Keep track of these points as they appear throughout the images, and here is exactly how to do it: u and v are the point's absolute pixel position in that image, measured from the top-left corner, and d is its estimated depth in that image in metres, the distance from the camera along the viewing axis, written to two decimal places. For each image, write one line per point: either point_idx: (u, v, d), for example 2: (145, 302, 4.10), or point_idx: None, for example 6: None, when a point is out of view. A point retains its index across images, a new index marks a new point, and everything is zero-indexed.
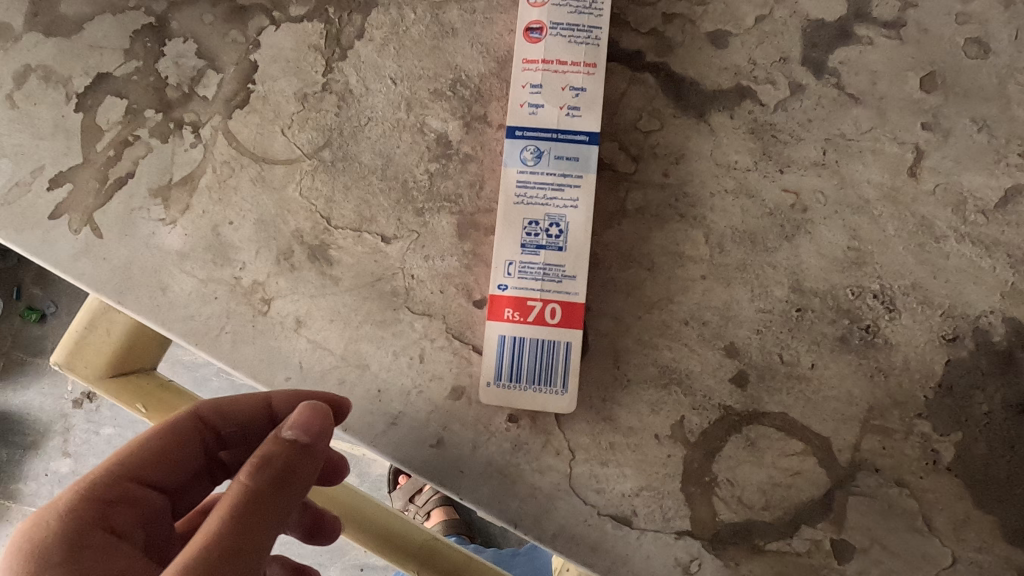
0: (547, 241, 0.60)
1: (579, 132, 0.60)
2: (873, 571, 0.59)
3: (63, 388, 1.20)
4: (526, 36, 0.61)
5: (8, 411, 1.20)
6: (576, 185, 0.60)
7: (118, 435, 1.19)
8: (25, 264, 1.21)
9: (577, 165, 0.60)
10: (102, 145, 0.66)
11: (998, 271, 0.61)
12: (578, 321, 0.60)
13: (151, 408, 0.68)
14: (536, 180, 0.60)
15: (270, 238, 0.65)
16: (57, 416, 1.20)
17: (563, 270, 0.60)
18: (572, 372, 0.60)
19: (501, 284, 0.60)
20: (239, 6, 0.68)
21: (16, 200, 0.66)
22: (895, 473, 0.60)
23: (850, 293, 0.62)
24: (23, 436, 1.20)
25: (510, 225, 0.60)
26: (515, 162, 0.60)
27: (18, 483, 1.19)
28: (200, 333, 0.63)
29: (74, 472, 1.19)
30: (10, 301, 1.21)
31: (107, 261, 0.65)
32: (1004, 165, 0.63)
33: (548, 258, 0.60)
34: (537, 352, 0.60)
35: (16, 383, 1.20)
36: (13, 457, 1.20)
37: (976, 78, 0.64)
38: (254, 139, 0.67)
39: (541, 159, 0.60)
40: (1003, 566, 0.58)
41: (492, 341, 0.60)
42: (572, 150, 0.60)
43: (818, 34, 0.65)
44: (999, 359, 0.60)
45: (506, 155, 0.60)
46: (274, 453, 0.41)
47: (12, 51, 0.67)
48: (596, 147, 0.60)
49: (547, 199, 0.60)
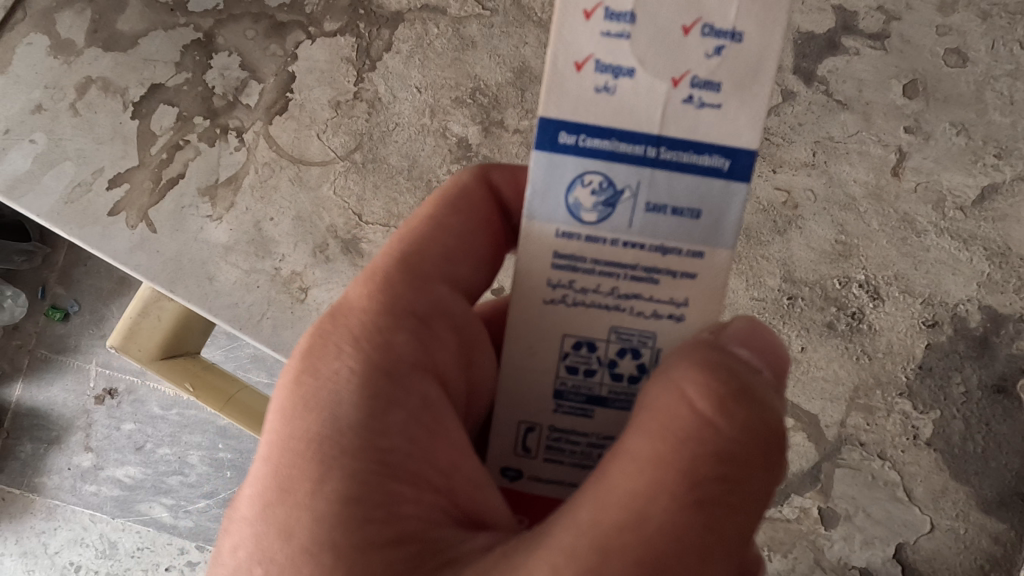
0: (613, 393, 0.34)
1: (710, 151, 0.31)
2: (857, 537, 0.64)
3: (86, 385, 1.27)
4: None
5: (33, 406, 1.30)
6: (694, 272, 0.33)
7: (139, 430, 1.25)
8: (51, 265, 1.29)
9: (695, 228, 0.32)
10: (156, 149, 0.73)
11: (975, 263, 0.67)
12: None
13: (197, 386, 0.75)
14: (598, 260, 0.33)
15: (307, 232, 0.71)
16: (80, 411, 1.28)
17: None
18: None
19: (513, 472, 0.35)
20: (278, 23, 0.75)
21: (78, 198, 0.73)
22: (878, 447, 0.65)
23: (838, 283, 0.68)
24: (48, 432, 1.30)
25: (542, 376, 0.34)
26: (562, 212, 0.33)
27: (43, 477, 1.30)
28: (243, 318, 0.69)
29: (96, 464, 1.28)
30: (37, 300, 1.29)
31: (159, 254, 0.71)
32: (981, 166, 0.68)
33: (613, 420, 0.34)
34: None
35: (42, 379, 1.29)
36: (40, 451, 1.30)
37: (955, 86, 0.69)
38: (292, 142, 0.73)
39: (620, 204, 0.32)
40: (979, 533, 0.63)
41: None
42: (691, 193, 0.32)
43: (807, 46, 0.71)
44: (976, 343, 0.66)
45: (534, 190, 0.33)
46: (676, 425, 0.26)
47: (75, 64, 0.75)
48: (745, 186, 0.32)
49: (630, 302, 0.33)
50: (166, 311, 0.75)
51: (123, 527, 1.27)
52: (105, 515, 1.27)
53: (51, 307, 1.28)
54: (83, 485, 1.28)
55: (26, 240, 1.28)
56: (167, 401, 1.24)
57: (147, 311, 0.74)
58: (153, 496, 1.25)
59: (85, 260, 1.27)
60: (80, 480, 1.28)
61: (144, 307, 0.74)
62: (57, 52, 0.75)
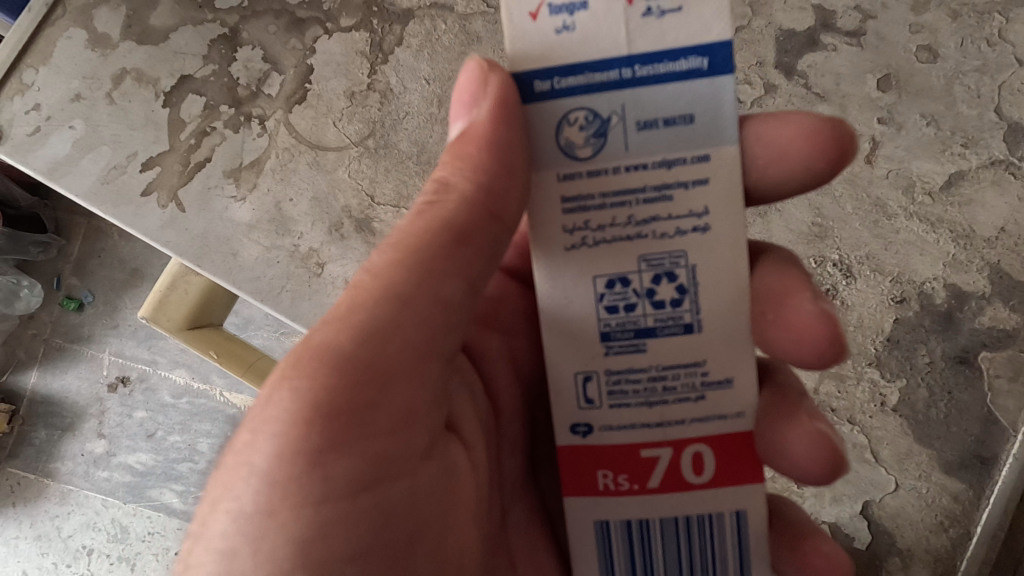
0: (658, 320, 0.37)
1: (687, 56, 0.35)
2: (827, 495, 0.70)
3: (99, 374, 1.36)
4: None
5: (48, 394, 1.39)
6: (703, 176, 0.36)
7: (149, 418, 1.34)
8: (65, 257, 1.37)
9: (692, 131, 0.35)
10: (186, 135, 0.80)
11: (941, 245, 0.72)
12: (752, 471, 0.37)
13: (222, 354, 0.81)
14: (608, 192, 0.36)
15: (324, 212, 0.77)
16: (94, 398, 1.37)
17: (705, 374, 0.37)
18: (750, 563, 0.38)
19: (583, 428, 0.38)
20: (298, 19, 0.81)
21: (114, 180, 0.79)
22: (848, 412, 0.70)
23: (813, 262, 0.73)
24: (63, 418, 1.38)
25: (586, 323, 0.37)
26: (556, 155, 0.36)
27: (56, 462, 1.38)
28: (264, 291, 0.75)
29: (109, 451, 1.35)
30: (51, 291, 1.37)
31: (188, 231, 0.77)
32: (949, 154, 0.73)
33: (665, 354, 0.37)
34: (689, 540, 0.38)
35: (57, 367, 1.38)
36: (54, 437, 1.38)
37: (925, 80, 0.75)
38: (310, 129, 0.79)
39: (612, 130, 0.35)
40: (941, 492, 0.68)
41: (590, 526, 0.38)
42: (677, 100, 0.35)
43: (789, 41, 0.77)
44: (941, 318, 0.71)
45: (535, 146, 0.36)
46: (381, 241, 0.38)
47: (111, 56, 0.81)
48: (731, 75, 0.35)
49: (649, 224, 0.36)
50: (193, 286, 0.81)
51: (134, 513, 1.33)
52: (117, 501, 1.34)
53: (65, 298, 1.36)
54: (96, 471, 1.36)
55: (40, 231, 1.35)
56: (177, 390, 1.32)
57: (175, 285, 0.80)
58: (163, 483, 1.32)
59: (97, 252, 1.35)
60: (92, 467, 1.36)
61: (173, 281, 0.80)
62: (94, 46, 0.82)
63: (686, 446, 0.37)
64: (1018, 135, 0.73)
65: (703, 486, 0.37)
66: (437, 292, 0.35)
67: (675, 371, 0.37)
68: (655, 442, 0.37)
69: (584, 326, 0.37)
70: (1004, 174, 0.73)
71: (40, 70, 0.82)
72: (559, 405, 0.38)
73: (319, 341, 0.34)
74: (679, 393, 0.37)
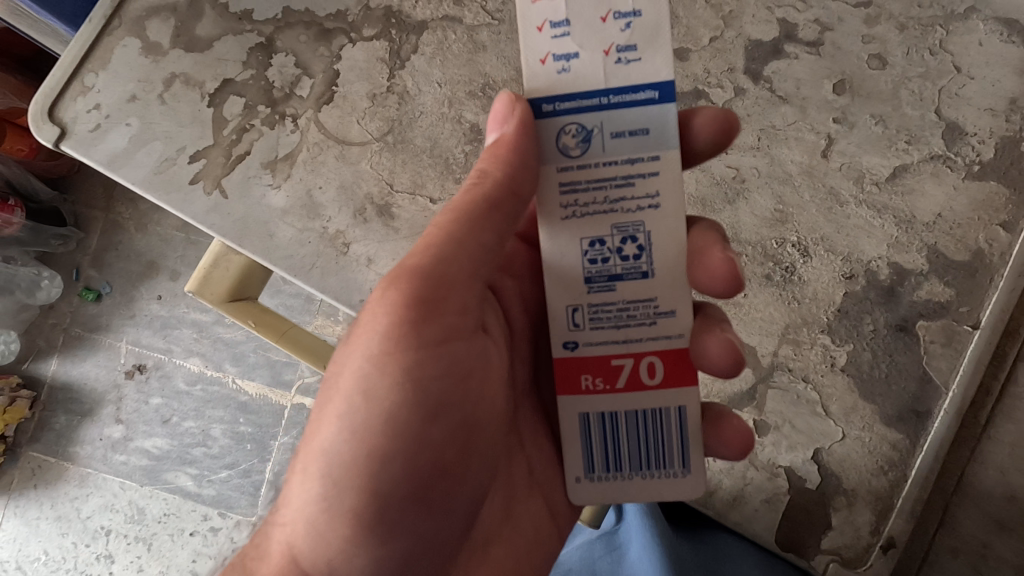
0: (625, 269, 0.52)
1: (645, 89, 0.50)
2: (784, 443, 0.80)
3: (116, 362, 1.53)
4: None
5: (67, 381, 1.55)
6: (655, 170, 0.51)
7: (165, 403, 1.51)
8: (84, 248, 1.55)
9: (648, 139, 0.51)
10: (228, 131, 0.91)
11: (886, 228, 0.83)
12: (690, 375, 0.53)
13: (257, 323, 0.93)
14: (590, 179, 0.52)
15: (350, 198, 0.89)
16: (111, 385, 1.54)
17: (657, 306, 0.53)
18: (690, 449, 0.54)
19: (572, 345, 0.54)
20: (326, 30, 0.92)
21: (165, 170, 0.90)
22: (803, 372, 0.81)
23: (775, 243, 0.84)
24: (81, 404, 1.54)
25: (576, 272, 0.53)
26: (557, 155, 0.52)
27: (76, 446, 1.53)
28: (297, 267, 0.87)
29: (126, 436, 1.52)
30: (71, 282, 1.55)
31: (230, 215, 0.89)
32: (895, 149, 0.84)
33: (629, 291, 0.53)
34: (644, 429, 0.53)
35: (76, 356, 1.55)
36: (73, 423, 1.54)
37: (876, 85, 0.85)
38: (337, 126, 0.91)
39: (594, 139, 0.51)
40: (882, 440, 0.79)
41: (576, 418, 0.54)
42: (638, 119, 0.51)
43: (756, 50, 0.87)
44: (884, 291, 0.82)
45: (544, 149, 0.52)
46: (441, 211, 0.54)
47: (162, 62, 0.92)
48: (674, 103, 0.50)
49: (619, 202, 0.52)
50: (233, 263, 0.92)
51: (151, 494, 1.49)
52: (134, 483, 1.50)
53: (84, 289, 1.54)
54: (113, 455, 1.52)
55: (60, 224, 1.53)
56: (191, 377, 1.51)
57: (218, 262, 0.91)
58: (179, 466, 1.49)
59: (115, 246, 1.54)
60: (110, 450, 1.52)
61: (216, 259, 0.91)
62: (147, 53, 0.93)
63: (643, 357, 0.53)
64: (955, 133, 0.84)
65: (655, 386, 0.53)
66: (478, 239, 0.51)
67: (636, 304, 0.53)
68: (621, 354, 0.53)
69: (574, 275, 0.53)
70: (942, 167, 0.83)
71: (100, 74, 0.93)
72: (556, 328, 0.54)
73: (406, 265, 0.50)
74: (639, 319, 0.53)
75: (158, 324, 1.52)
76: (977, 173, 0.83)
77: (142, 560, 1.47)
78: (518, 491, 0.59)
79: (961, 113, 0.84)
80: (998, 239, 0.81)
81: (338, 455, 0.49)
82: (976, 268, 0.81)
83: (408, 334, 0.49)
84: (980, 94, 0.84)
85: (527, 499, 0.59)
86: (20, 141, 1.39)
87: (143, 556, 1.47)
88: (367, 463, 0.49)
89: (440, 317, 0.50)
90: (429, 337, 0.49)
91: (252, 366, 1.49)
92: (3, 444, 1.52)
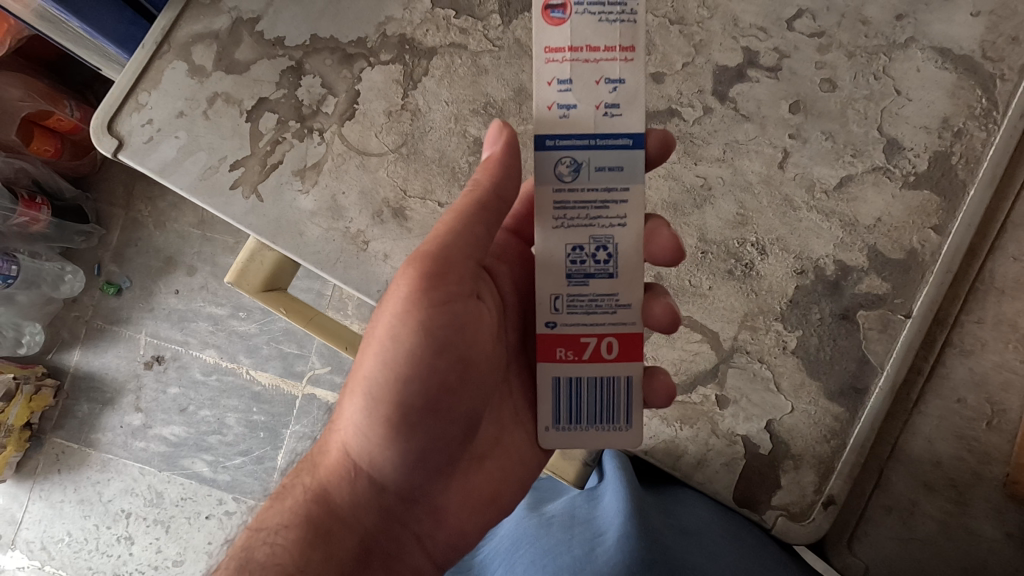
0: (597, 269, 0.66)
1: (622, 136, 0.64)
2: (741, 414, 0.94)
3: (136, 353, 1.68)
4: (546, 17, 0.63)
5: (89, 370, 1.69)
6: (625, 198, 0.65)
7: (181, 393, 1.66)
8: (105, 244, 1.69)
9: (622, 174, 0.65)
10: (263, 142, 1.05)
11: (833, 230, 0.96)
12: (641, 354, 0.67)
13: (288, 311, 1.06)
14: (577, 200, 0.65)
15: (369, 202, 1.02)
16: (132, 374, 1.68)
17: (619, 300, 0.67)
18: (633, 409, 0.68)
19: (551, 324, 0.67)
20: (348, 55, 1.06)
21: (209, 177, 1.04)
22: (759, 354, 0.95)
23: (736, 243, 0.97)
24: (104, 394, 1.69)
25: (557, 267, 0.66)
26: (552, 178, 0.64)
27: (98, 433, 1.68)
28: (324, 261, 1.00)
29: (145, 423, 1.67)
30: (93, 276, 1.69)
31: (266, 216, 1.02)
32: (843, 161, 0.97)
33: (598, 286, 0.66)
34: (600, 390, 0.67)
35: (98, 347, 1.69)
36: (95, 411, 1.69)
37: (827, 105, 0.98)
38: (358, 139, 1.04)
39: (582, 170, 0.64)
40: (826, 412, 0.92)
41: (549, 381, 0.67)
42: (616, 158, 0.64)
43: (723, 75, 1.00)
44: (830, 284, 0.95)
45: (542, 173, 0.65)
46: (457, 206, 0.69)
47: (207, 82, 1.06)
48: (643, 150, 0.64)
49: (597, 218, 0.65)
50: (266, 258, 1.06)
51: (169, 479, 1.64)
52: (153, 468, 1.65)
53: (105, 283, 1.68)
54: (133, 442, 1.67)
55: (82, 221, 1.67)
56: (207, 368, 1.65)
57: (253, 257, 1.05)
58: (196, 453, 1.64)
59: (134, 243, 1.68)
60: (130, 437, 1.67)
61: (251, 255, 1.06)
62: (193, 74, 1.07)
63: (604, 336, 0.67)
64: (894, 148, 0.96)
65: (612, 360, 0.67)
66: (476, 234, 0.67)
67: (603, 296, 0.66)
68: (588, 333, 0.67)
69: (557, 270, 0.66)
70: (882, 177, 0.96)
71: (151, 93, 1.07)
72: (541, 311, 0.67)
73: (424, 249, 0.66)
74: (604, 307, 0.67)
75: (175, 317, 1.66)
76: (913, 182, 0.95)
77: (160, 542, 1.62)
78: (506, 426, 0.74)
79: (900, 130, 0.96)
80: (930, 240, 0.93)
81: (370, 382, 0.66)
82: (910, 265, 0.93)
83: (421, 296, 0.64)
84: (916, 114, 0.96)
85: (513, 431, 0.74)
86: (43, 142, 1.51)
87: (161, 538, 1.62)
88: (387, 391, 0.65)
89: (448, 284, 0.65)
90: (437, 298, 0.64)
91: (266, 358, 1.63)
92: (29, 430, 1.67)
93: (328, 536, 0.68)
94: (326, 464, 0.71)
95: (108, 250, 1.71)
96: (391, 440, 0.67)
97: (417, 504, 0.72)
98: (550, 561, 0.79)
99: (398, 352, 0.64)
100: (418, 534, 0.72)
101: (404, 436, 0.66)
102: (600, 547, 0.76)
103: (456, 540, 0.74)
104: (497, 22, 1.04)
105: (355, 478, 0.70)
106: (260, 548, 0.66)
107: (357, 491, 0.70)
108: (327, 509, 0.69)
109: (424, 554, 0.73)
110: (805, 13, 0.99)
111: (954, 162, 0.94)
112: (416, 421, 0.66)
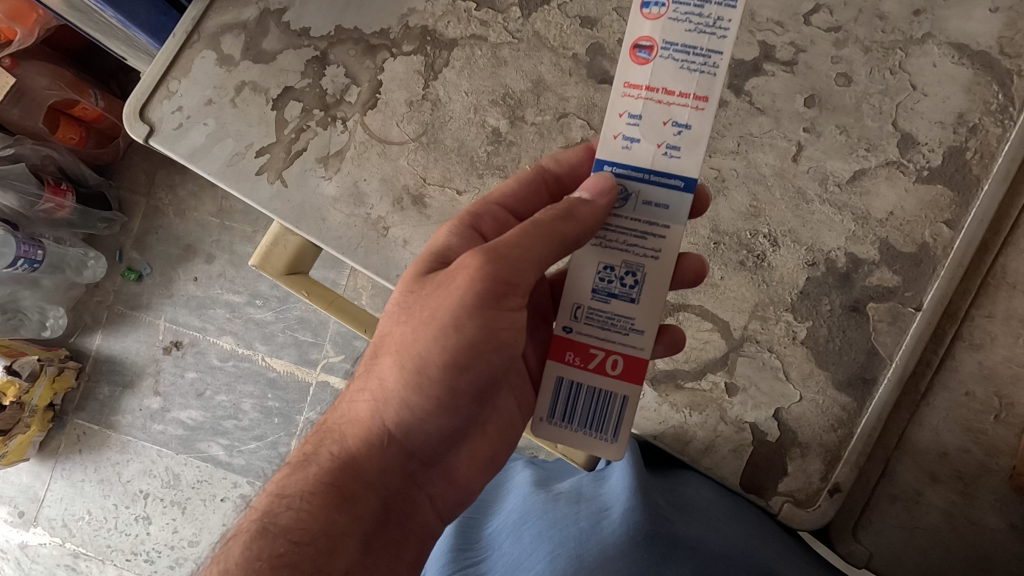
0: (621, 291, 0.67)
1: (675, 176, 0.64)
2: (749, 403, 0.96)
3: (156, 339, 1.73)
4: (633, 55, 0.64)
5: (111, 354, 1.75)
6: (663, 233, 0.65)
7: (198, 376, 1.71)
8: (128, 231, 1.74)
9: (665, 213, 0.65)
10: (287, 130, 1.08)
11: (845, 223, 0.97)
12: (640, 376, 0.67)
13: (310, 293, 1.09)
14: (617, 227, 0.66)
15: (390, 189, 1.05)
16: (152, 358, 1.73)
17: (633, 324, 0.66)
18: (623, 424, 0.68)
19: (567, 329, 0.68)
20: (371, 46, 1.09)
21: (236, 163, 1.07)
22: (768, 343, 0.96)
23: (749, 234, 0.99)
24: (124, 377, 1.75)
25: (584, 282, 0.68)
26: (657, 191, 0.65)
27: (118, 414, 1.74)
28: (345, 246, 1.04)
29: (164, 406, 1.72)
30: (116, 262, 1.75)
31: (291, 201, 1.06)
32: (856, 156, 0.98)
33: (618, 307, 0.67)
34: (595, 399, 0.68)
35: (121, 331, 1.75)
36: (116, 393, 1.75)
37: (841, 100, 0.99)
38: (380, 128, 1.07)
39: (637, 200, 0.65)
40: (833, 402, 0.94)
41: (553, 379, 0.68)
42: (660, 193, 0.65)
43: (739, 69, 1.02)
44: (841, 276, 0.96)
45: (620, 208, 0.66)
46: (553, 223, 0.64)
47: (235, 72, 1.10)
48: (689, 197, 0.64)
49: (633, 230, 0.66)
50: (290, 243, 1.10)
51: (186, 461, 1.69)
52: (170, 450, 1.70)
53: (127, 269, 1.73)
54: (152, 424, 1.72)
55: (106, 209, 1.72)
56: (224, 353, 1.69)
57: (277, 242, 1.10)
58: (211, 436, 1.69)
59: (155, 231, 1.73)
60: (149, 419, 1.72)
61: (275, 239, 1.10)
62: (222, 63, 1.10)
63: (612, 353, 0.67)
64: (908, 143, 0.96)
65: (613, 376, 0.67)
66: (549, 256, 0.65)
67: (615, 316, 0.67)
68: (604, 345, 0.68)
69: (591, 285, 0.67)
70: (896, 172, 0.96)
71: (182, 81, 1.10)
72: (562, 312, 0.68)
73: (495, 250, 0.63)
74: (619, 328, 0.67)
75: (193, 303, 1.71)
76: (926, 177, 0.96)
77: (177, 522, 1.67)
78: None
79: (915, 125, 0.97)
80: (942, 234, 0.94)
81: (422, 367, 0.66)
82: (922, 258, 0.94)
83: (485, 303, 0.64)
84: (932, 109, 0.96)
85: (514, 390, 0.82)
86: (69, 130, 1.56)
87: (177, 518, 1.67)
88: (436, 378, 0.66)
89: (515, 292, 0.64)
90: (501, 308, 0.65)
91: (281, 344, 1.67)
92: (52, 411, 1.73)
93: (351, 500, 0.70)
94: (356, 430, 0.71)
95: (129, 237, 1.76)
96: (428, 418, 0.69)
97: (434, 467, 0.75)
98: (557, 532, 0.83)
99: (457, 344, 0.65)
100: (430, 494, 0.76)
101: (447, 413, 0.70)
102: (605, 519, 0.81)
103: (463, 497, 0.77)
104: (517, 14, 1.06)
105: (386, 448, 0.71)
106: (284, 514, 0.68)
107: (386, 458, 0.71)
108: (352, 475, 0.70)
109: (434, 511, 0.77)
110: (822, 8, 1.00)
111: (969, 157, 0.94)
112: (462, 406, 0.70)
